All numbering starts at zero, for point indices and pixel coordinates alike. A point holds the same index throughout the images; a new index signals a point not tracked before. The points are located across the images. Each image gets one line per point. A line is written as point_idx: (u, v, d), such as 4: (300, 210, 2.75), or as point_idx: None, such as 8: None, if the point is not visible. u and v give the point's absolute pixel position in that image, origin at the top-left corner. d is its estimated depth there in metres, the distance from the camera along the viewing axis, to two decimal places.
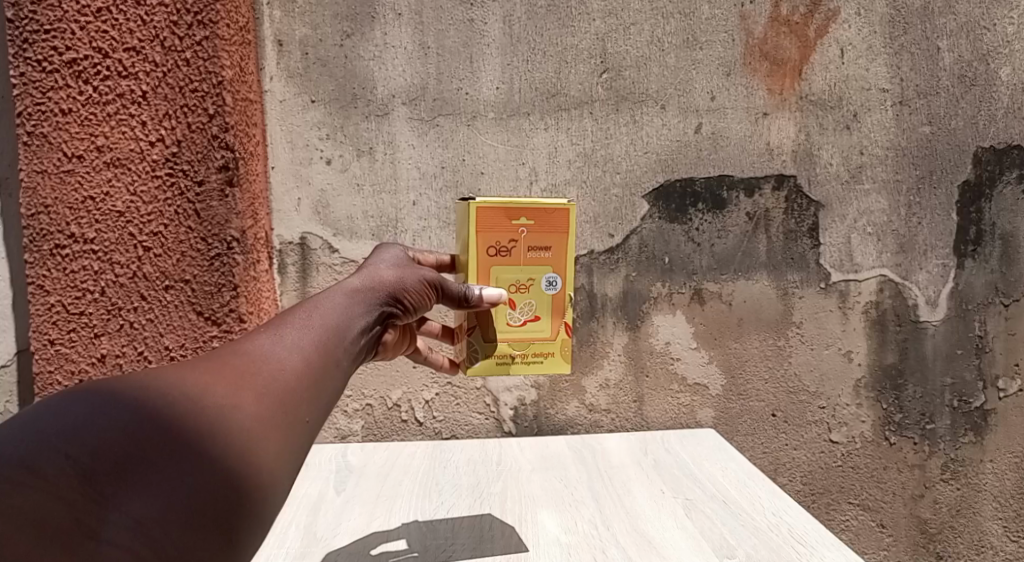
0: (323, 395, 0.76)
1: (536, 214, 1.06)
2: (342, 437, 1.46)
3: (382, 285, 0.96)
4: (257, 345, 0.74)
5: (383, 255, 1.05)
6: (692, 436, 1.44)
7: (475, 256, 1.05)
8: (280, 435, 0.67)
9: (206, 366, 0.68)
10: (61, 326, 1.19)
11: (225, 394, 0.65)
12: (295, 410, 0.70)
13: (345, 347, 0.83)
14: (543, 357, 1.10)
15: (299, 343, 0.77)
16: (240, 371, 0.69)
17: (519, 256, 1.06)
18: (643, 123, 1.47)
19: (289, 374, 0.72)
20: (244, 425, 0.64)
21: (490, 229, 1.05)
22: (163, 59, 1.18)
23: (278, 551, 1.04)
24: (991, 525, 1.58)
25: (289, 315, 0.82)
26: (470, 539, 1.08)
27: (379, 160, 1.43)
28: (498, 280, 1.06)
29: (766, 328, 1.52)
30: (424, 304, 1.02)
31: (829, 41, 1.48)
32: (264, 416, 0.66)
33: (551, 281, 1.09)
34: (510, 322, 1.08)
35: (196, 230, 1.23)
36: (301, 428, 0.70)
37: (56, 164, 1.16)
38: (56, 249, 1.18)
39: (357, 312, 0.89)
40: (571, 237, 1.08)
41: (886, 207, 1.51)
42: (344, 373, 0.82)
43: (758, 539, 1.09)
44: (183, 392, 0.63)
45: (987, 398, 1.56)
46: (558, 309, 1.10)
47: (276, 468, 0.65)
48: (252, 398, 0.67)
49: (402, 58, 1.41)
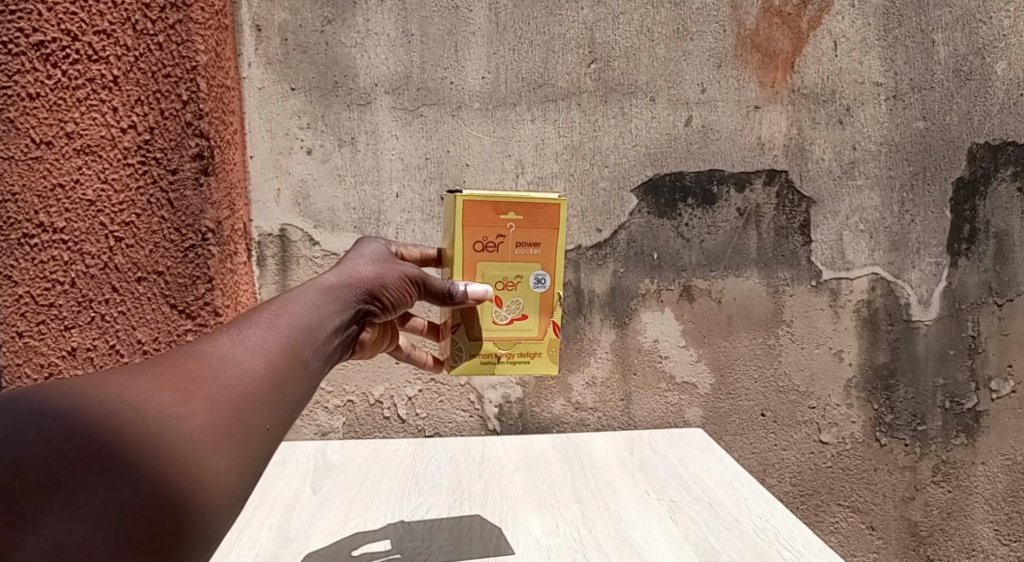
0: (286, 400, 0.72)
1: (524, 208, 1.02)
2: (322, 435, 1.42)
3: (358, 282, 0.92)
4: (215, 346, 0.71)
5: (364, 249, 1.01)
6: (680, 436, 1.41)
7: (461, 250, 1.01)
8: (232, 447, 0.64)
9: (157, 369, 0.65)
10: (30, 318, 1.15)
11: (172, 402, 0.61)
12: (252, 418, 0.67)
13: (314, 349, 0.80)
14: (530, 357, 1.06)
15: (262, 345, 0.73)
16: (193, 375, 0.65)
17: (506, 252, 1.03)
18: (632, 115, 1.44)
19: (247, 379, 0.69)
20: (189, 436, 0.60)
21: (477, 223, 1.01)
22: (135, 43, 1.14)
23: (248, 552, 1.00)
24: (982, 528, 1.56)
25: (256, 313, 0.79)
26: (448, 541, 1.05)
27: (361, 150, 1.39)
28: (484, 276, 1.03)
29: (756, 326, 1.49)
30: (404, 301, 0.98)
31: (821, 33, 1.45)
32: (214, 426, 0.63)
33: (540, 279, 1.05)
34: (496, 320, 1.04)
35: (170, 220, 1.19)
36: (258, 437, 0.67)
37: (23, 150, 1.12)
38: (24, 239, 1.13)
39: (330, 310, 0.86)
40: (561, 232, 1.04)
41: (879, 204, 1.48)
42: (313, 376, 0.79)
43: (743, 542, 1.05)
44: (125, 399, 0.59)
45: (980, 400, 1.53)
46: (546, 307, 1.06)
47: (225, 481, 0.62)
48: (202, 406, 0.63)
49: (385, 46, 1.38)
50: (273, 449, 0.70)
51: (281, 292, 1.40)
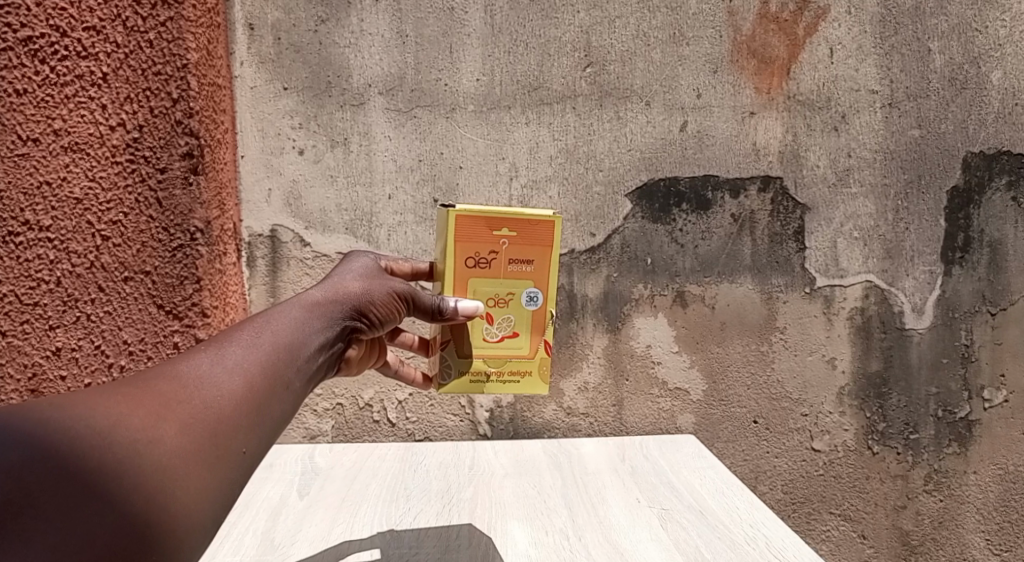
0: (265, 421, 0.71)
1: (519, 225, 1.00)
2: (311, 438, 1.40)
3: (346, 298, 0.92)
4: (193, 366, 0.70)
5: (351, 264, 1.01)
6: (671, 441, 1.40)
7: (453, 266, 1.00)
8: (204, 472, 0.63)
9: (131, 392, 0.64)
10: (14, 317, 1.13)
11: (141, 426, 0.61)
12: (228, 441, 0.66)
13: (297, 368, 0.79)
14: (520, 376, 1.05)
15: (241, 364, 0.73)
16: (166, 399, 0.65)
17: (499, 269, 1.01)
18: (627, 119, 1.43)
19: (224, 400, 0.68)
20: (159, 462, 0.60)
21: (469, 239, 1.00)
22: (125, 40, 1.13)
23: (232, 558, 0.99)
24: (973, 538, 1.55)
25: (236, 331, 0.78)
26: (435, 549, 1.04)
27: (354, 151, 1.38)
28: (475, 292, 1.01)
29: (749, 332, 1.48)
30: (392, 317, 0.97)
31: (818, 40, 1.45)
32: (186, 451, 0.62)
33: (532, 296, 1.03)
34: (486, 337, 1.03)
35: (158, 219, 1.17)
36: (233, 461, 0.66)
37: (10, 147, 1.09)
38: (9, 237, 1.11)
39: (315, 327, 0.85)
40: (555, 250, 1.02)
41: (873, 212, 1.47)
42: (294, 395, 0.78)
43: (733, 552, 1.05)
44: (93, 425, 0.59)
45: (972, 409, 1.53)
46: (538, 325, 1.04)
47: (196, 508, 0.61)
48: (173, 431, 0.62)
49: (379, 46, 1.37)
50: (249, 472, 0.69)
51: (271, 294, 1.39)
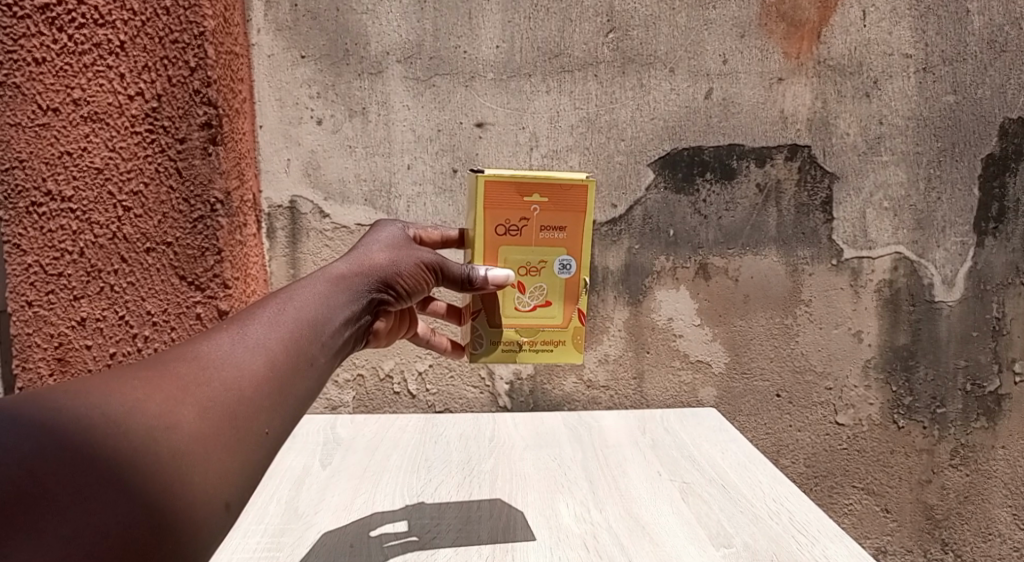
0: (286, 401, 0.72)
1: (550, 190, 0.98)
2: (332, 408, 1.42)
3: (371, 270, 0.91)
4: (214, 346, 0.70)
5: (380, 233, 1.00)
6: (693, 415, 1.38)
7: (483, 233, 0.98)
8: (224, 456, 0.63)
9: (152, 373, 0.64)
10: (39, 287, 1.14)
11: (159, 411, 0.61)
12: (248, 423, 0.66)
13: (321, 344, 0.79)
14: (553, 345, 1.04)
15: (262, 345, 0.73)
16: (185, 381, 0.64)
17: (530, 236, 0.99)
18: (650, 87, 1.40)
19: (244, 382, 0.68)
20: (176, 447, 0.59)
21: (499, 205, 0.98)
22: (141, 7, 1.11)
23: (256, 526, 1.00)
24: (999, 513, 1.53)
25: (258, 309, 0.78)
26: (456, 519, 1.04)
27: (372, 121, 1.36)
28: (506, 260, 1.00)
29: (773, 305, 1.46)
30: (420, 288, 0.97)
31: (850, 2, 1.40)
32: (205, 435, 0.62)
33: (564, 264, 1.02)
34: (518, 306, 1.02)
35: (178, 190, 1.16)
36: (255, 443, 0.66)
37: (30, 117, 1.09)
38: (32, 207, 1.12)
39: (339, 303, 0.85)
40: (588, 216, 1.00)
41: (905, 180, 1.43)
42: (319, 372, 0.78)
43: (756, 527, 1.03)
44: (108, 410, 0.58)
45: (1002, 383, 1.50)
46: (571, 294, 1.03)
47: (214, 492, 0.61)
48: (193, 415, 0.62)
49: (397, 12, 1.34)
50: (270, 454, 0.69)
51: (291, 265, 1.39)
